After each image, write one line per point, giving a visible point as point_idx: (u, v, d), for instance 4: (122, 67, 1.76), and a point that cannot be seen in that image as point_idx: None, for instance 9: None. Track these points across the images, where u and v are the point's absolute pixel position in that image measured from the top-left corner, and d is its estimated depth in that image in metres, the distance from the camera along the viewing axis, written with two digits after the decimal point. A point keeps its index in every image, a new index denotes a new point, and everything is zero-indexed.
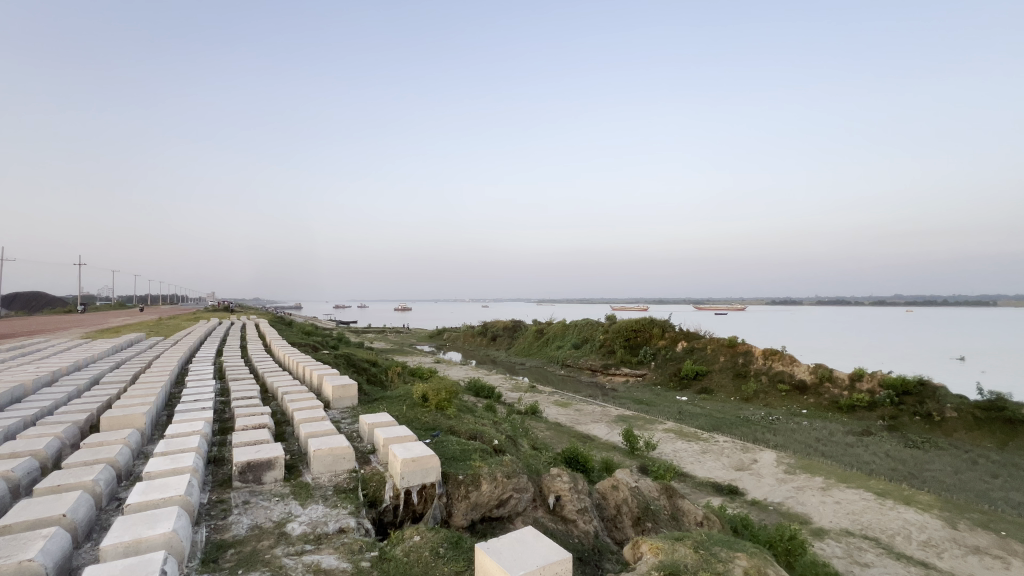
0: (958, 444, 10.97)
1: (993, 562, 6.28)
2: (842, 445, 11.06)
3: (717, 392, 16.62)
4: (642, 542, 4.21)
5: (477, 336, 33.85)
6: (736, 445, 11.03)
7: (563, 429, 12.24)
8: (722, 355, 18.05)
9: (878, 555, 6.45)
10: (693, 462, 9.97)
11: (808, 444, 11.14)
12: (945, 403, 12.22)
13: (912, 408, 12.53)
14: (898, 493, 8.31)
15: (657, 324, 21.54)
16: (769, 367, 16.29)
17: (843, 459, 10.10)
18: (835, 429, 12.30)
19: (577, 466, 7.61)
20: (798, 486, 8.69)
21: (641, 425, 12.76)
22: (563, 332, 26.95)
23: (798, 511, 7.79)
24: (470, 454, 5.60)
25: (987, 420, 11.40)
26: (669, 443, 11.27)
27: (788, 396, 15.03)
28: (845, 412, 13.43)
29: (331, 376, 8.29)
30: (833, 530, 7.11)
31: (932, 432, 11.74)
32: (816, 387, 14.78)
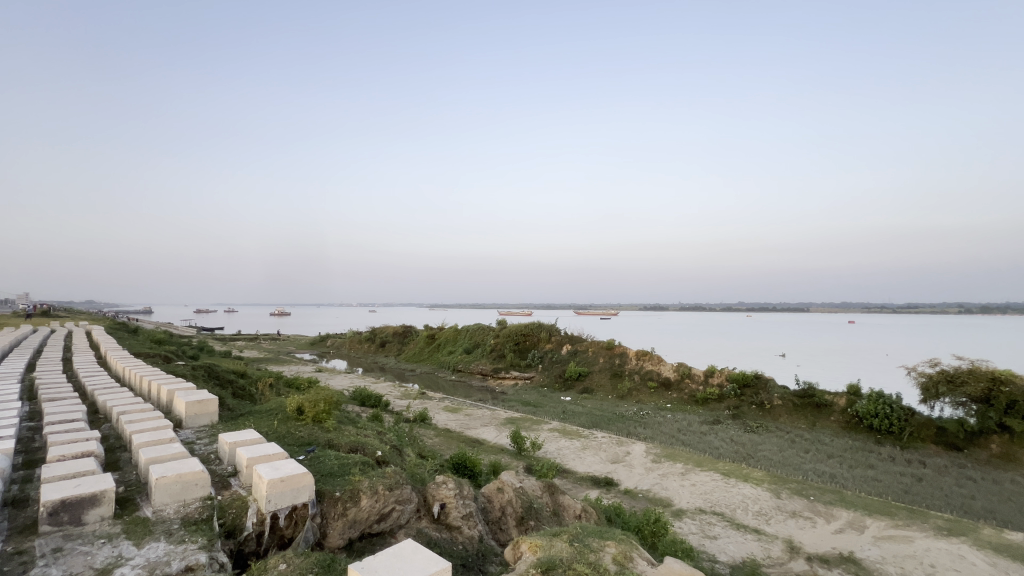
0: (782, 427, 13.16)
1: (805, 522, 7.62)
2: (698, 434, 12.59)
3: (597, 391, 17.89)
4: (522, 542, 4.34)
5: (365, 342, 32.23)
6: (612, 440, 11.94)
7: (452, 435, 12.16)
8: (602, 357, 19.47)
9: (723, 527, 7.44)
10: (574, 459, 10.57)
11: (671, 434, 12.50)
12: (773, 392, 14.59)
13: (750, 398, 14.77)
14: (739, 472, 9.69)
15: (544, 328, 22.54)
16: (641, 367, 17.97)
17: (698, 446, 11.50)
18: (692, 420, 13.98)
19: (465, 471, 7.60)
20: (663, 473, 9.67)
21: (528, 426, 13.20)
22: (455, 337, 26.87)
23: (662, 495, 8.68)
24: (349, 468, 5.26)
25: (802, 405, 13.86)
26: (553, 442, 11.81)
27: (656, 392, 16.76)
28: (700, 404, 15.36)
29: (186, 391, 7.23)
30: (689, 510, 8.04)
31: (764, 417, 13.94)
32: (678, 383, 16.67)
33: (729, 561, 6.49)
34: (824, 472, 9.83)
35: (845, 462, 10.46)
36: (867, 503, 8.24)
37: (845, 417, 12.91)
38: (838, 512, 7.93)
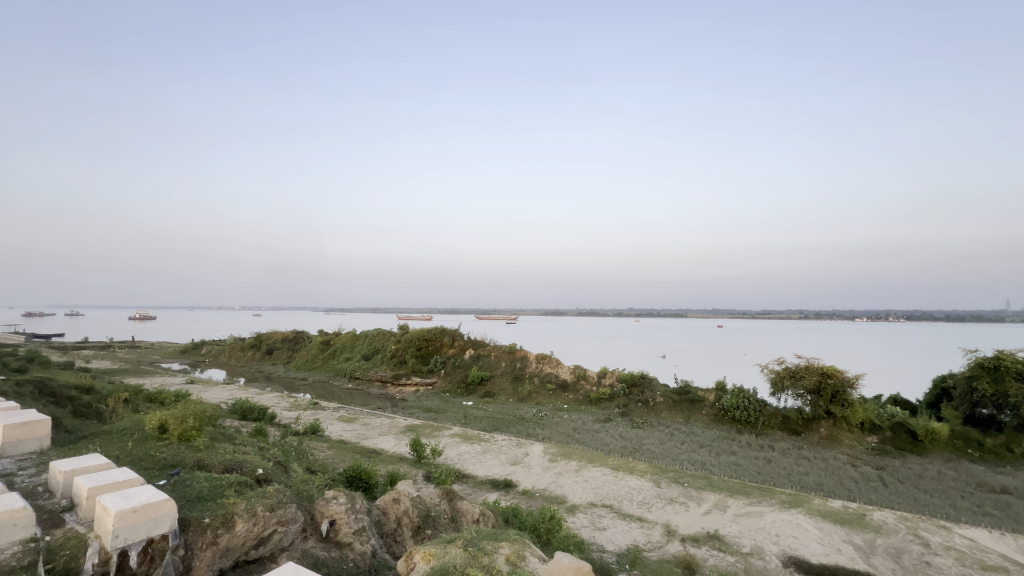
0: (663, 421, 14.49)
1: (680, 507, 8.46)
2: (591, 431, 13.39)
3: (498, 394, 18.17)
4: (415, 552, 4.25)
5: (249, 349, 29.23)
6: (512, 442, 12.20)
7: (347, 446, 11.51)
8: (504, 361, 19.81)
9: (611, 518, 7.98)
10: (474, 463, 10.61)
11: (566, 434, 13.13)
12: (656, 390, 16.02)
13: (637, 396, 16.06)
14: (626, 465, 10.47)
15: (448, 333, 22.32)
16: (540, 370, 18.64)
17: (590, 443, 12.22)
18: (586, 419, 14.82)
19: (359, 483, 7.24)
20: (559, 471, 10.11)
21: (429, 433, 12.96)
22: (353, 343, 25.53)
23: (557, 492, 9.06)
24: (222, 490, 4.71)
25: (680, 401, 15.40)
26: (454, 447, 11.75)
27: (554, 394, 17.49)
28: (594, 404, 16.34)
29: (4, 412, 5.95)
30: (582, 505, 8.49)
31: (648, 413, 15.25)
32: (574, 385, 17.55)
33: (615, 550, 6.96)
34: (697, 460, 11.02)
35: (713, 450, 11.83)
36: (729, 485, 9.39)
37: (714, 410, 14.59)
38: (706, 495, 8.92)
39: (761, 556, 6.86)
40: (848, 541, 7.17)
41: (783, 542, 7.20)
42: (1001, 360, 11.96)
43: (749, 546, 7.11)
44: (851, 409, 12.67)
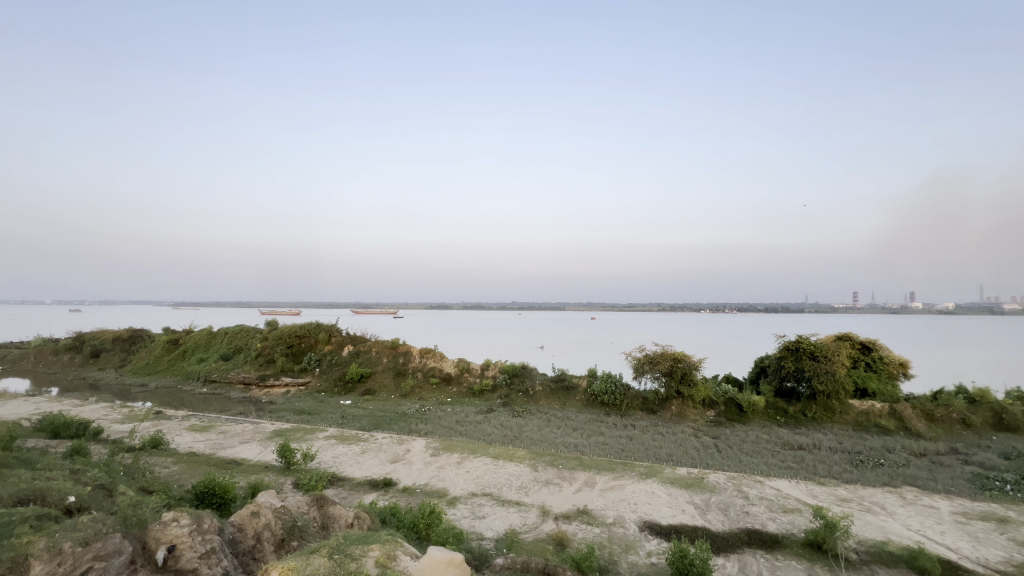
0: (541, 409, 15.28)
1: (554, 488, 9.01)
2: (474, 423, 13.57)
3: (379, 391, 17.48)
4: (272, 568, 3.90)
5: (65, 352, 23.99)
6: (393, 440, 11.85)
7: (198, 459, 10.10)
8: (386, 357, 19.12)
9: (490, 506, 8.19)
10: (352, 464, 10.08)
11: (449, 427, 13.14)
12: (535, 379, 16.83)
13: (517, 386, 16.72)
14: (506, 453, 10.84)
15: (324, 329, 20.83)
16: (424, 364, 18.39)
17: (473, 435, 12.39)
18: (469, 411, 14.99)
19: (212, 501, 6.43)
20: (440, 465, 10.07)
21: (300, 437, 11.97)
22: (209, 342, 22.47)
23: (438, 486, 9.01)
24: (11, 529, 3.81)
25: (556, 388, 16.39)
26: (329, 450, 11.03)
27: (438, 388, 17.39)
28: (477, 396, 16.61)
29: None
30: (463, 496, 8.57)
31: (528, 402, 15.97)
32: (458, 377, 17.65)
33: (494, 536, 7.18)
34: (570, 442, 11.84)
35: (585, 432, 12.82)
36: (597, 463, 10.26)
37: (587, 396, 15.80)
38: (578, 474, 9.63)
39: (622, 524, 7.63)
40: (690, 501, 8.32)
41: (640, 509, 8.10)
42: (801, 343, 14.83)
43: (612, 517, 7.86)
44: (696, 388, 14.68)
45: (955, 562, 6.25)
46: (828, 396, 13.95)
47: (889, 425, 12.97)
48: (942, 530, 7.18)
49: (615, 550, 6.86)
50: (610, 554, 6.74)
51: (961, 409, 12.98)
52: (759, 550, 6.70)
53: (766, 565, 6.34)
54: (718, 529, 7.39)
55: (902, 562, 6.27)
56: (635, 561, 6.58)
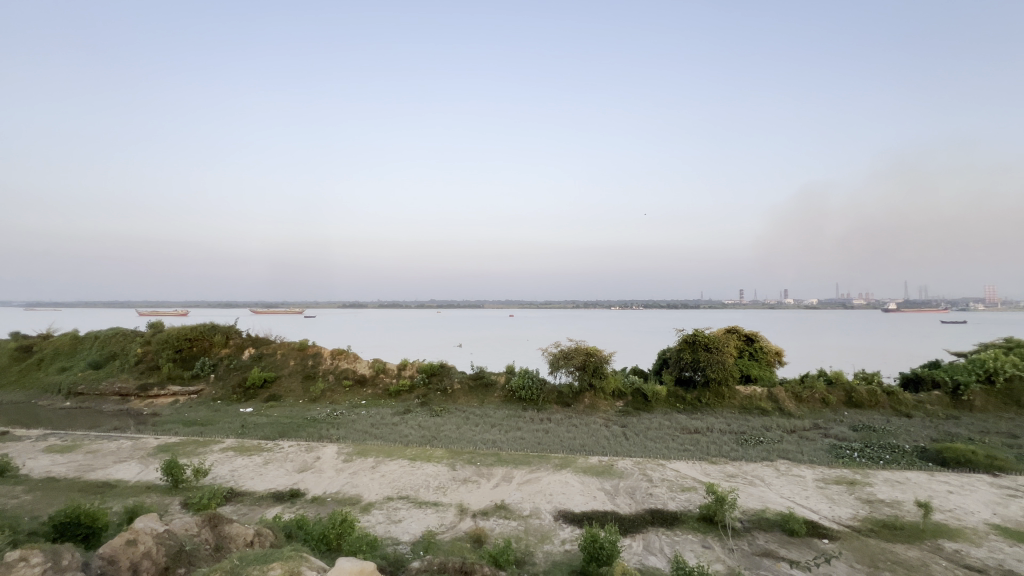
0: (460, 407, 15.20)
1: (472, 485, 9.02)
2: (390, 425, 13.15)
3: (285, 397, 16.26)
4: None
5: None
6: (301, 447, 11.10)
7: (58, 484, 8.68)
8: (292, 360, 17.84)
9: (407, 509, 7.99)
10: (253, 477, 9.27)
11: (363, 431, 12.59)
12: (454, 377, 16.72)
13: (436, 385, 16.51)
14: (424, 454, 10.64)
15: (220, 331, 18.92)
16: (335, 366, 17.45)
17: (389, 437, 12.01)
18: (385, 413, 14.49)
19: (76, 532, 5.56)
20: (354, 471, 9.62)
21: (191, 451, 10.78)
22: (73, 349, 19.39)
23: (351, 493, 8.60)
24: None
25: (475, 386, 16.42)
26: (225, 463, 10.05)
27: (351, 390, 16.60)
28: (393, 397, 16.12)
29: None
30: (378, 501, 8.27)
31: (446, 400, 15.82)
32: (373, 379, 17.00)
33: (410, 539, 7.01)
34: (488, 439, 11.92)
35: (503, 428, 12.98)
36: (515, 458, 10.44)
37: (505, 392, 16.01)
38: (496, 470, 9.73)
39: (538, 515, 7.84)
40: (601, 488, 8.79)
41: (555, 499, 8.38)
42: (697, 336, 16.30)
43: (529, 509, 8.05)
44: (607, 381, 15.50)
45: (817, 522, 7.26)
46: (719, 383, 15.49)
47: (768, 406, 14.73)
48: (808, 495, 8.30)
49: (531, 541, 7.04)
50: (526, 546, 6.89)
51: (822, 389, 15.10)
52: (661, 528, 7.26)
53: (667, 541, 6.89)
54: (625, 512, 7.88)
55: (777, 526, 7.15)
56: (550, 550, 6.79)
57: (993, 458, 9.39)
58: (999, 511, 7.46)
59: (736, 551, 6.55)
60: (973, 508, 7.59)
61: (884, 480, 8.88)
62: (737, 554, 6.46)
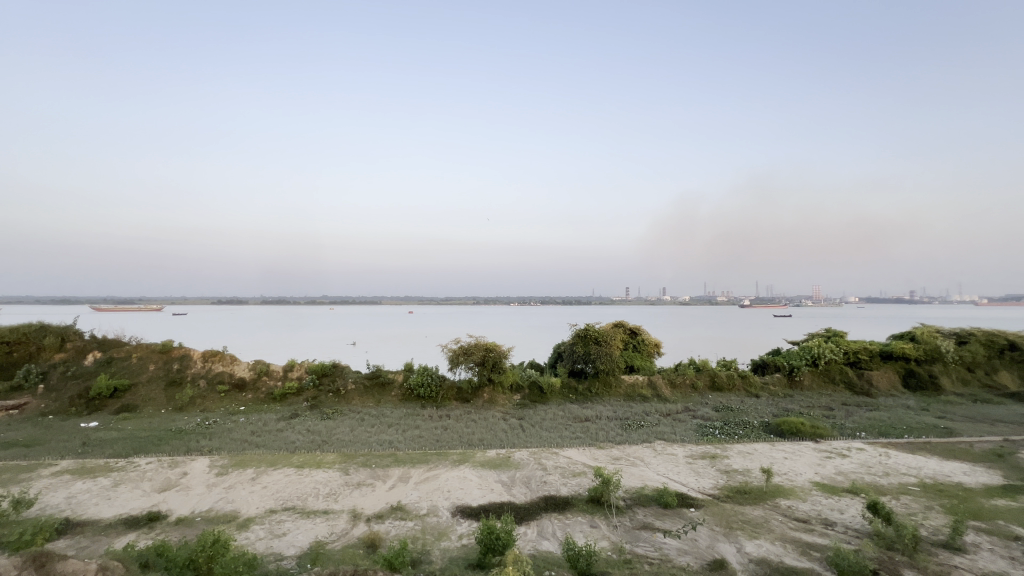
0: (354, 408, 14.46)
1: (366, 489, 8.64)
2: (274, 432, 12.09)
3: (143, 407, 14.10)
4: None
5: None
6: (162, 464, 9.71)
7: None
8: (153, 364, 15.54)
9: (292, 521, 7.41)
10: (98, 503, 7.91)
11: (242, 440, 11.41)
12: (347, 378, 15.85)
13: (327, 386, 15.54)
14: (313, 460, 9.96)
15: (52, 332, 15.78)
16: (208, 370, 15.56)
17: (273, 445, 11.03)
18: (268, 418, 13.27)
19: None
20: (229, 485, 8.67)
21: (10, 479, 8.85)
22: None
23: (227, 510, 7.75)
24: None
25: (371, 385, 15.75)
26: (59, 489, 8.43)
27: (227, 396, 14.92)
28: (278, 401, 14.85)
29: None
30: (258, 515, 7.55)
31: (339, 402, 14.96)
32: (253, 382, 15.48)
33: (296, 552, 6.53)
34: (385, 440, 11.52)
35: (400, 428, 12.63)
36: (412, 457, 10.21)
37: (402, 391, 15.59)
38: (392, 471, 9.45)
39: (436, 513, 7.78)
40: (498, 480, 8.98)
41: (453, 495, 8.38)
42: (588, 330, 17.39)
43: (426, 508, 7.95)
44: (505, 375, 15.85)
45: (686, 493, 8.19)
46: (607, 374, 16.70)
47: (648, 393, 16.24)
48: (679, 471, 9.32)
49: (428, 540, 6.96)
50: (422, 545, 6.80)
51: (692, 376, 17.06)
52: (554, 513, 7.64)
53: (559, 525, 7.27)
54: (521, 501, 8.14)
55: (653, 500, 7.94)
56: (447, 546, 6.78)
57: (816, 427, 11.38)
58: (819, 470, 9.08)
59: (619, 527, 7.13)
60: (802, 470, 9.14)
61: (738, 452, 10.30)
62: (620, 530, 7.04)
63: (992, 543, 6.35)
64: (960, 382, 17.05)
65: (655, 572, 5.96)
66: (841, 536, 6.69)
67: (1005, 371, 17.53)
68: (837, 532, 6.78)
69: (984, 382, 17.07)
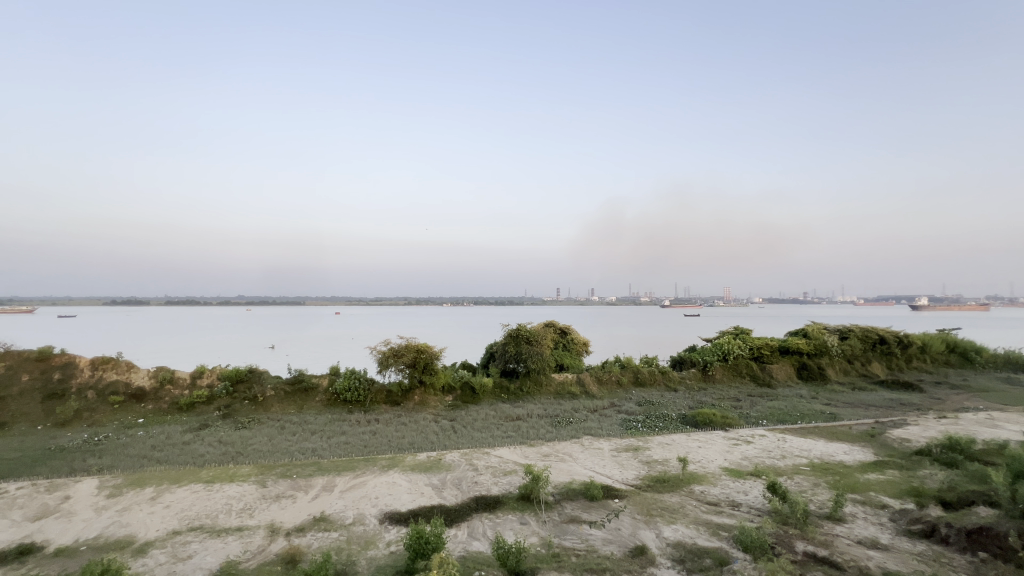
0: (273, 416, 13.55)
1: (286, 501, 8.12)
2: (179, 445, 11.00)
3: (13, 424, 12.23)
4: None
5: None
6: (37, 488, 8.48)
7: None
8: (27, 374, 13.53)
9: (200, 541, 6.79)
10: None
11: (140, 456, 10.26)
12: (266, 384, 14.79)
13: (242, 394, 14.40)
14: (224, 474, 9.19)
15: None
16: (97, 380, 13.82)
17: (177, 459, 10.03)
18: (172, 431, 12.04)
19: None
20: (123, 507, 7.75)
21: None
22: None
23: (121, 535, 6.94)
24: None
25: (292, 391, 14.82)
26: None
27: (122, 408, 13.35)
28: (184, 411, 13.55)
29: None
30: (159, 539, 6.83)
31: (256, 410, 13.92)
32: (154, 392, 13.98)
33: None
34: (308, 448, 10.90)
35: (325, 435, 12.01)
36: (337, 465, 9.76)
37: (327, 396, 14.85)
38: (315, 480, 8.97)
39: (363, 521, 7.50)
40: (428, 484, 8.83)
41: (381, 502, 8.12)
42: (520, 330, 17.65)
43: (352, 517, 7.63)
44: (436, 376, 15.62)
45: (611, 485, 8.57)
46: (538, 373, 17.04)
47: (576, 390, 16.78)
48: (604, 464, 9.73)
49: (354, 550, 6.68)
50: (347, 556, 6.51)
51: (617, 373, 17.88)
52: (484, 513, 7.65)
53: (489, 524, 7.30)
54: (451, 503, 8.07)
55: (580, 494, 8.22)
56: (374, 555, 6.55)
57: (725, 417, 12.40)
58: (728, 457, 9.90)
59: (548, 522, 7.29)
60: (713, 457, 9.91)
61: (658, 443, 10.95)
62: (549, 525, 7.21)
63: (865, 512, 7.28)
64: (842, 372, 19.39)
65: (581, 563, 6.17)
66: (746, 515, 7.35)
67: (876, 362, 20.20)
68: (743, 512, 7.44)
69: (860, 372, 19.55)
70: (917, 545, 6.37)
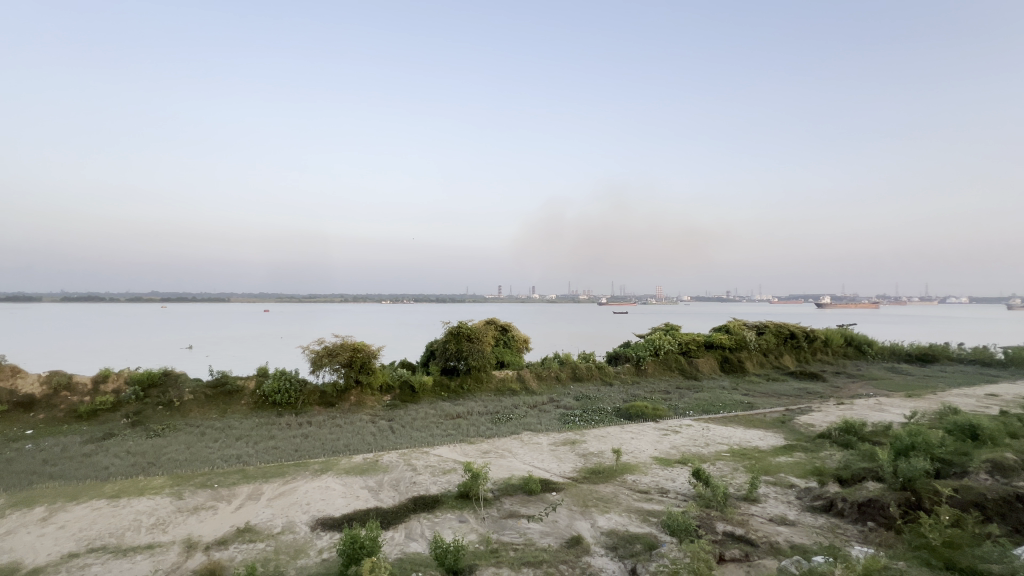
0: (192, 422, 12.51)
1: (205, 513, 7.54)
2: (77, 458, 9.86)
3: None
4: None
5: None
6: None
7: None
8: None
9: (103, 563, 6.15)
10: None
11: (28, 472, 9.07)
12: (183, 388, 13.61)
13: (156, 399, 13.17)
14: (132, 487, 8.36)
15: None
16: None
17: (75, 474, 8.99)
18: (69, 442, 10.77)
19: None
20: (5, 532, 6.83)
21: None
22: None
23: (4, 563, 6.12)
24: None
25: (214, 394, 13.76)
26: None
27: (6, 419, 11.76)
28: (84, 420, 12.17)
29: None
30: (53, 563, 6.10)
31: (171, 416, 12.79)
32: (47, 399, 12.46)
33: None
34: (232, 455, 10.18)
35: (251, 440, 11.28)
36: (265, 471, 9.20)
37: (254, 398, 13.94)
38: (239, 489, 8.40)
39: (292, 530, 7.12)
40: (364, 486, 8.55)
41: (312, 508, 7.76)
42: (461, 328, 17.53)
43: (280, 525, 7.23)
44: (374, 376, 15.15)
45: (549, 479, 8.76)
46: (479, 370, 17.03)
47: (517, 386, 16.97)
48: (543, 458, 9.92)
49: (282, 560, 6.34)
50: (274, 568, 6.16)
51: (557, 369, 18.28)
52: (423, 513, 7.55)
53: (427, 524, 7.20)
54: (389, 505, 7.87)
55: (519, 488, 8.33)
56: (304, 563, 6.26)
57: (656, 409, 13.08)
58: (658, 447, 10.44)
59: (487, 519, 7.33)
60: (644, 447, 10.42)
61: (594, 436, 11.32)
62: (487, 521, 7.24)
63: (775, 492, 7.98)
64: (759, 365, 21.12)
65: (519, 556, 6.27)
66: (672, 500, 7.81)
67: (787, 354, 22.19)
68: (670, 498, 7.90)
69: (774, 364, 21.40)
70: (817, 519, 7.08)
